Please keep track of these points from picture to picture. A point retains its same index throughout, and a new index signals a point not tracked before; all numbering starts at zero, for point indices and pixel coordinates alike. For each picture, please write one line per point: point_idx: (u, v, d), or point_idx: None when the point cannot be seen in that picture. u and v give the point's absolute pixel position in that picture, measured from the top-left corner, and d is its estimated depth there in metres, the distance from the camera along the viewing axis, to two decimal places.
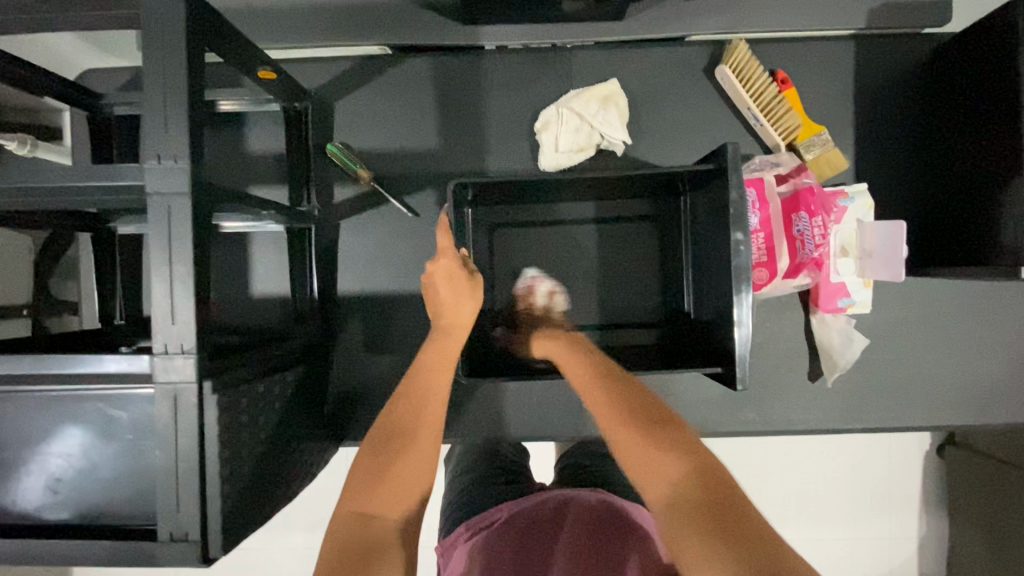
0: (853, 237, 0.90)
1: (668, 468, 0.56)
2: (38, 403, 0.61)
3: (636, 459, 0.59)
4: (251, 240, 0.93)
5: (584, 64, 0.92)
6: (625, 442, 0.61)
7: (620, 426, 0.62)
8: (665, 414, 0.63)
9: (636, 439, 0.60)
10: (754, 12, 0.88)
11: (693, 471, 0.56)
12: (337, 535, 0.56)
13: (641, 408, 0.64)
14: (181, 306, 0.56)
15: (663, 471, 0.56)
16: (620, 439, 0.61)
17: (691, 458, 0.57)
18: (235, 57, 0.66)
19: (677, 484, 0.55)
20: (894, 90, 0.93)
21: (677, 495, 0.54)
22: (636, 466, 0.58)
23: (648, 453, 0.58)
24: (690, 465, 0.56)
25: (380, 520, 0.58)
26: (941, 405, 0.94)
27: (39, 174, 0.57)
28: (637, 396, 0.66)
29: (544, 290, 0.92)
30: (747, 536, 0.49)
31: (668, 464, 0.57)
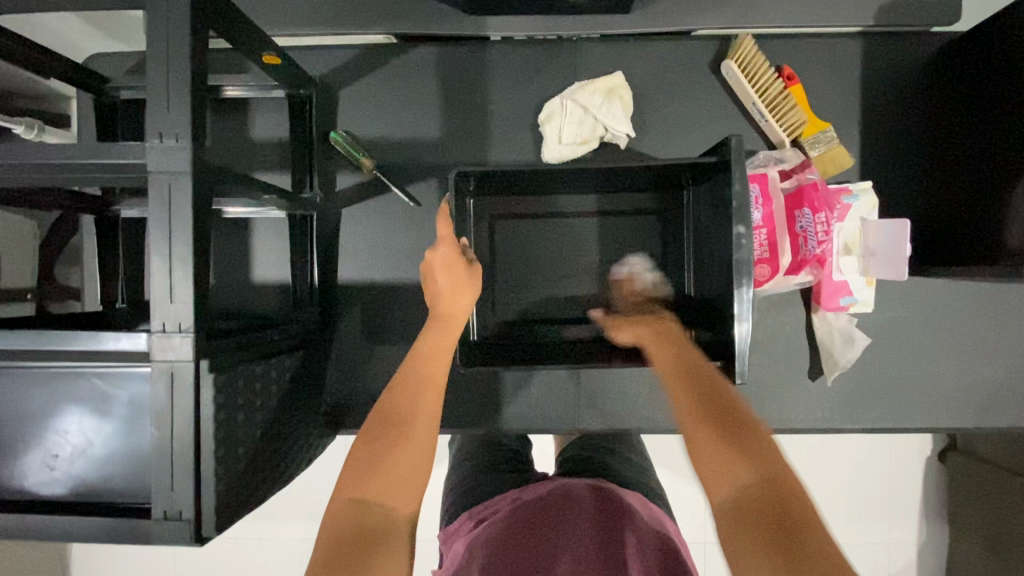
0: (857, 235, 0.89)
1: (741, 473, 0.56)
2: (37, 379, 0.61)
3: (713, 458, 0.58)
4: (253, 227, 0.94)
5: (589, 57, 0.92)
6: (705, 440, 0.60)
7: (696, 418, 0.63)
8: (748, 418, 0.62)
9: (716, 439, 0.59)
10: (761, 7, 0.88)
11: (762, 476, 0.55)
12: (337, 523, 0.56)
13: (726, 408, 0.63)
14: (180, 285, 0.56)
15: (736, 474, 0.56)
16: (699, 435, 0.61)
17: (768, 468, 0.56)
18: (240, 40, 0.66)
19: (749, 491, 0.54)
20: (903, 89, 0.92)
21: (746, 500, 0.54)
22: (712, 465, 0.58)
23: (725, 455, 0.58)
24: (765, 473, 0.55)
25: (381, 507, 0.57)
26: (943, 407, 0.93)
27: (41, 150, 0.58)
28: (719, 392, 0.66)
29: (644, 279, 0.90)
30: (809, 554, 0.48)
31: (743, 469, 0.56)
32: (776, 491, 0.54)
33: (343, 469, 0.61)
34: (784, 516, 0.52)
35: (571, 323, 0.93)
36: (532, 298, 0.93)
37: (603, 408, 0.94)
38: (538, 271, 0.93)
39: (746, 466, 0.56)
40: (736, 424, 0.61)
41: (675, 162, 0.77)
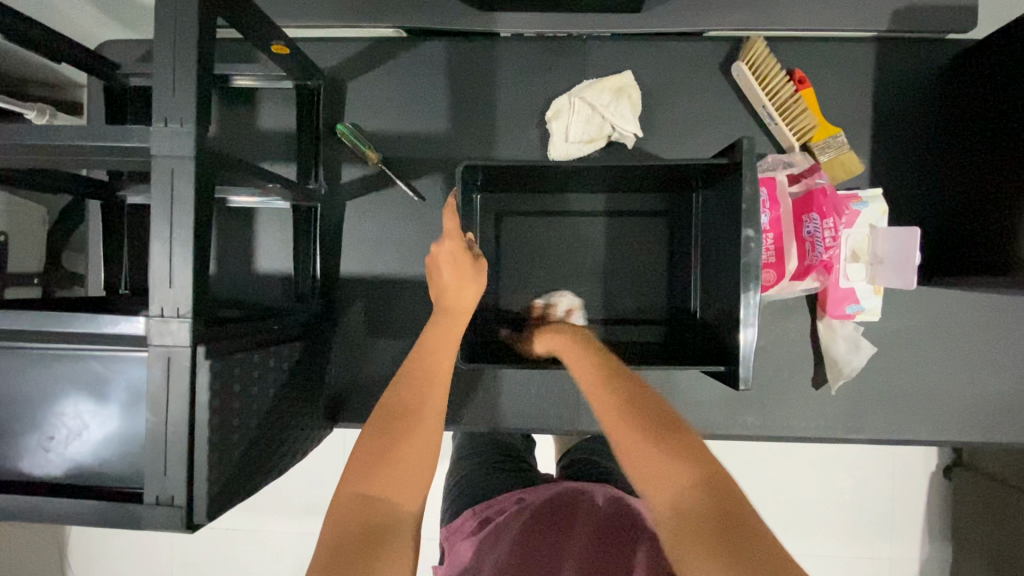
0: (865, 242, 0.88)
1: (681, 481, 0.52)
2: (37, 360, 0.61)
3: (648, 469, 0.54)
4: (257, 217, 0.94)
5: (599, 55, 0.92)
6: (638, 450, 0.56)
7: (625, 429, 0.58)
8: (677, 419, 0.59)
9: (650, 448, 0.55)
10: (774, 9, 0.87)
11: (701, 481, 0.52)
12: (339, 516, 0.55)
13: (654, 411, 0.59)
14: (180, 269, 0.56)
15: (674, 484, 0.52)
16: (631, 446, 0.56)
17: (704, 473, 0.53)
18: (249, 28, 0.66)
19: (689, 499, 0.51)
20: (916, 96, 0.91)
21: (688, 510, 0.51)
22: (648, 476, 0.54)
23: (662, 464, 0.54)
24: (702, 480, 0.52)
25: (383, 503, 0.57)
26: (949, 421, 0.92)
27: (47, 131, 0.58)
28: (645, 397, 0.61)
29: (564, 306, 0.91)
30: (755, 558, 0.46)
31: (681, 476, 0.53)
32: (716, 496, 0.51)
33: (349, 462, 0.60)
34: (729, 522, 0.49)
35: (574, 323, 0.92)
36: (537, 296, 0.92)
37: None
38: (542, 269, 0.93)
39: (682, 473, 0.53)
40: (668, 428, 0.57)
41: (684, 162, 0.76)
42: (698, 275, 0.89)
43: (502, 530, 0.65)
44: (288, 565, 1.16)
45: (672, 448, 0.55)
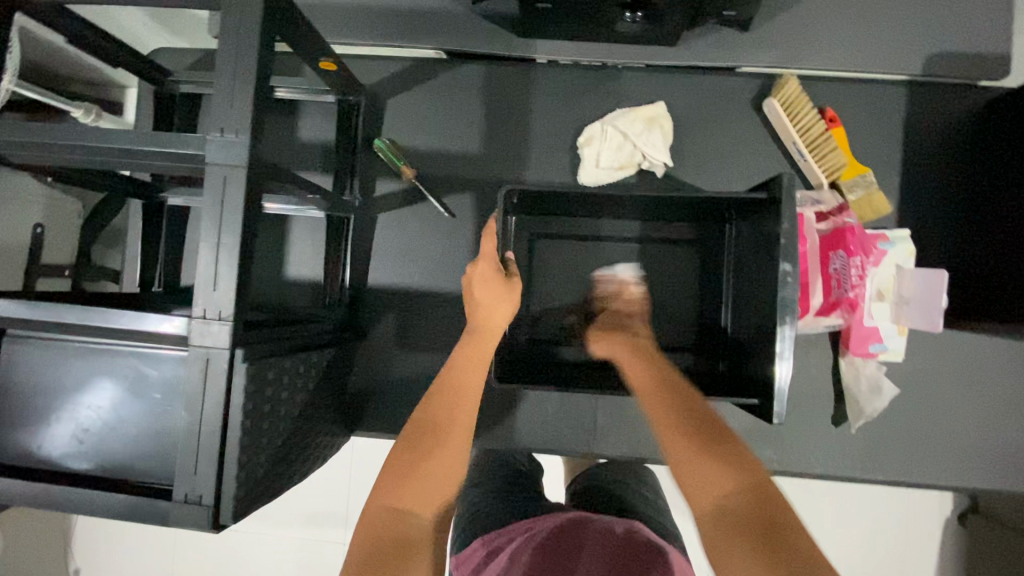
0: (891, 281, 0.88)
1: (724, 482, 0.57)
2: (80, 354, 0.64)
3: (696, 471, 0.59)
4: (291, 224, 0.96)
5: (633, 85, 0.94)
6: (679, 447, 0.62)
7: (671, 434, 0.64)
8: (720, 426, 0.64)
9: (691, 447, 0.61)
10: (809, 49, 0.89)
11: (745, 487, 0.56)
12: (367, 527, 0.58)
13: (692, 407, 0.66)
14: (224, 274, 0.57)
15: (718, 487, 0.57)
16: (674, 442, 0.63)
17: (749, 478, 0.57)
18: (303, 45, 0.69)
19: (731, 498, 0.56)
20: (946, 140, 0.92)
21: (733, 516, 0.55)
22: (694, 477, 0.59)
23: (704, 462, 0.59)
24: (746, 484, 0.57)
25: (413, 516, 0.59)
26: (970, 466, 0.90)
27: (106, 135, 0.60)
28: (697, 413, 0.65)
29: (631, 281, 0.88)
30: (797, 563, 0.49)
31: (724, 477, 0.58)
32: (759, 500, 0.55)
33: (378, 478, 0.62)
34: (771, 529, 0.52)
35: None
36: (574, 319, 0.94)
37: (618, 434, 0.94)
38: (570, 292, 0.94)
39: (727, 479, 0.57)
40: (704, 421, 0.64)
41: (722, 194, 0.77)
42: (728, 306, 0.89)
43: (514, 557, 0.63)
44: (290, 572, 1.16)
45: (713, 448, 0.60)
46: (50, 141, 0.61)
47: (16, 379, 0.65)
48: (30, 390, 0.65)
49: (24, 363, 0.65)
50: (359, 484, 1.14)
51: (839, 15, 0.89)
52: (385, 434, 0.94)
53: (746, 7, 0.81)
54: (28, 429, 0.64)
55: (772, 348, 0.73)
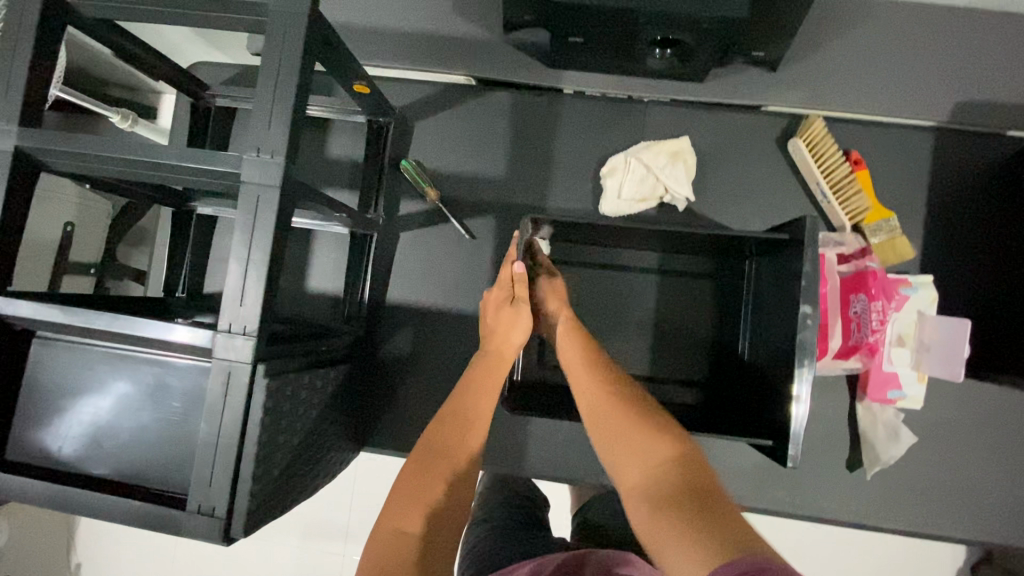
0: (912, 328, 0.87)
1: (659, 456, 0.61)
2: (105, 358, 0.66)
3: (631, 448, 0.63)
4: (315, 238, 0.98)
5: (658, 119, 0.95)
6: (618, 426, 0.65)
7: (604, 405, 0.68)
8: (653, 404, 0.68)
9: (629, 427, 0.65)
10: (838, 93, 0.89)
11: (676, 456, 0.60)
12: (374, 551, 0.56)
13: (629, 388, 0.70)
14: (252, 289, 0.59)
15: (652, 456, 0.61)
16: (611, 421, 0.66)
17: (679, 449, 0.61)
18: (340, 70, 0.71)
19: (663, 471, 0.59)
20: (971, 188, 0.91)
21: (664, 481, 0.58)
22: (629, 454, 0.62)
23: (639, 440, 0.63)
24: (676, 454, 0.61)
25: (416, 538, 0.58)
26: (988, 520, 0.88)
27: (145, 150, 0.62)
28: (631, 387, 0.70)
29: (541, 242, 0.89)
30: (719, 515, 0.51)
31: (658, 452, 0.61)
32: (687, 467, 0.59)
33: (386, 502, 0.62)
34: (699, 491, 0.55)
35: None
36: None
37: None
38: (586, 320, 0.94)
39: (659, 447, 0.62)
40: (641, 400, 0.68)
41: (744, 232, 0.78)
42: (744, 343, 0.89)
43: None
44: None
45: (647, 424, 0.64)
46: (94, 153, 0.62)
47: (42, 381, 0.66)
48: (54, 392, 0.66)
49: (52, 366, 0.66)
50: (363, 498, 1.14)
51: (872, 59, 0.88)
52: (394, 451, 0.94)
53: (773, 47, 0.82)
54: (48, 430, 0.66)
55: (790, 390, 0.72)
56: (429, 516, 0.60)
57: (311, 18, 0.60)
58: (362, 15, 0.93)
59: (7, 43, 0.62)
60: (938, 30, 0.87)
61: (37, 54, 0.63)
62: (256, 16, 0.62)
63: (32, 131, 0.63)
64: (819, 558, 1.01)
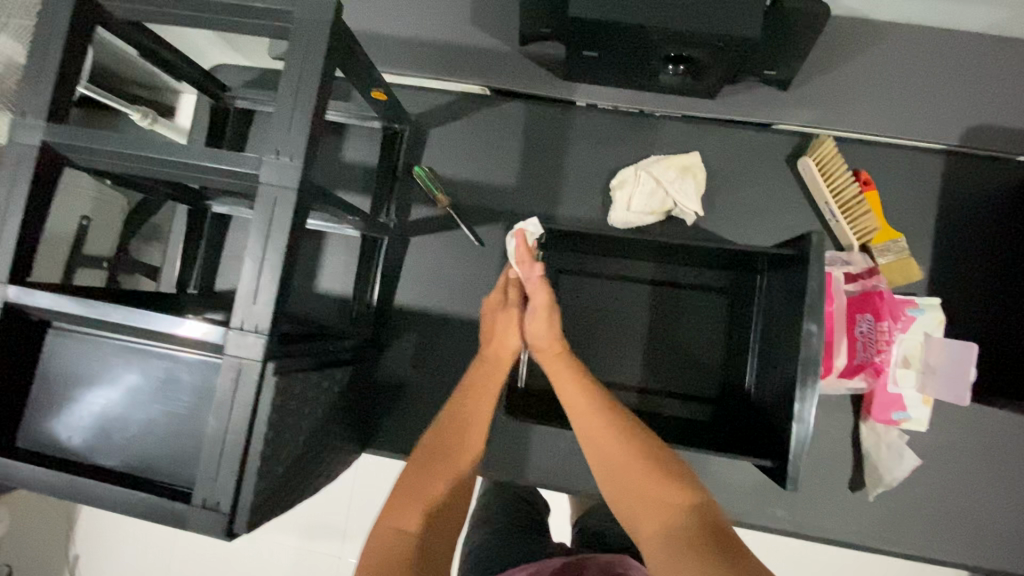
0: (917, 349, 0.87)
1: (673, 500, 0.59)
2: (117, 351, 0.67)
3: (641, 489, 0.61)
4: (326, 240, 1.00)
5: (669, 133, 0.96)
6: (622, 467, 0.64)
7: (613, 441, 0.65)
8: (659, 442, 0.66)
9: (633, 468, 0.63)
10: (849, 113, 0.90)
11: (691, 501, 0.59)
12: (372, 551, 0.57)
13: (630, 423, 0.67)
14: (265, 288, 0.60)
15: (666, 499, 0.59)
16: (614, 461, 0.64)
17: (694, 493, 0.59)
18: (358, 77, 0.73)
19: (678, 515, 0.58)
20: (979, 212, 0.92)
21: (682, 526, 0.56)
22: (640, 494, 0.61)
23: (644, 481, 0.62)
24: (692, 500, 0.59)
25: (412, 537, 0.58)
26: (990, 547, 0.87)
27: (167, 148, 0.63)
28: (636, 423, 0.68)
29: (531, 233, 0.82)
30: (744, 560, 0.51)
31: (671, 496, 0.59)
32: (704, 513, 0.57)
33: (385, 502, 0.62)
34: (720, 535, 0.54)
35: (619, 387, 0.93)
36: (596, 358, 0.94)
37: None
38: (591, 330, 0.94)
39: (672, 490, 0.60)
40: (647, 437, 0.66)
41: (752, 249, 0.78)
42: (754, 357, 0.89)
43: None
44: None
45: (657, 465, 0.63)
46: (117, 150, 0.64)
47: (55, 372, 0.68)
48: (67, 382, 0.67)
49: (65, 357, 0.68)
50: (363, 500, 1.14)
51: (885, 81, 0.89)
52: (396, 454, 0.95)
53: (787, 67, 0.82)
54: (58, 419, 0.67)
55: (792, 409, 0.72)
56: (429, 514, 0.61)
57: (334, 27, 0.62)
58: (381, 24, 0.95)
59: (39, 41, 0.64)
60: (950, 55, 0.88)
61: (68, 52, 0.65)
62: (280, 22, 0.64)
63: (59, 127, 0.64)
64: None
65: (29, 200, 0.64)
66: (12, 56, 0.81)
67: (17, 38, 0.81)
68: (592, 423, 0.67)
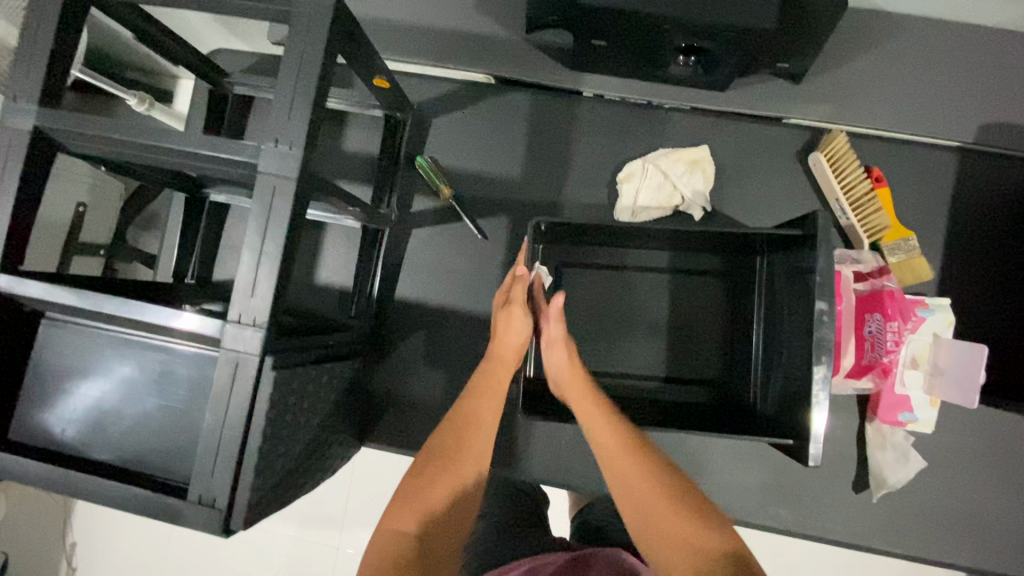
0: (927, 350, 0.85)
1: (701, 543, 0.57)
2: (112, 343, 0.65)
3: (666, 529, 0.58)
4: (327, 230, 0.98)
5: (678, 127, 0.94)
6: (651, 512, 0.60)
7: (636, 476, 0.63)
8: (680, 477, 0.64)
9: (659, 504, 0.60)
10: (862, 108, 0.87)
11: (721, 546, 0.56)
12: (371, 554, 0.56)
13: (655, 459, 0.66)
14: (263, 280, 0.58)
15: (694, 543, 0.57)
16: (647, 504, 0.61)
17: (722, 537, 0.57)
18: (361, 63, 0.71)
19: (709, 561, 0.55)
20: (990, 212, 0.90)
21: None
22: (667, 534, 0.58)
23: (680, 527, 0.58)
24: (722, 545, 0.56)
25: (412, 541, 0.57)
26: (994, 550, 0.87)
27: (162, 134, 0.61)
28: (657, 457, 0.66)
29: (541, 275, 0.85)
30: None
31: (699, 539, 0.57)
32: (736, 559, 0.55)
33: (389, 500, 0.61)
34: None
35: (626, 377, 0.92)
36: (599, 352, 0.92)
37: None
38: (596, 323, 0.93)
39: (700, 533, 0.57)
40: (668, 472, 0.64)
41: (755, 230, 0.77)
42: (758, 343, 0.87)
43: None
44: None
45: (683, 505, 0.60)
46: (110, 135, 0.62)
47: (48, 364, 0.66)
48: (60, 374, 0.66)
49: (59, 348, 0.66)
50: (362, 491, 1.14)
51: (900, 75, 0.87)
52: (395, 448, 0.93)
53: (800, 60, 0.81)
54: (51, 412, 0.65)
55: (808, 392, 0.72)
56: (426, 515, 0.59)
57: (335, 11, 0.59)
58: (384, 9, 0.92)
59: (30, 22, 0.62)
60: (967, 50, 0.86)
61: (60, 34, 0.63)
62: (280, 6, 0.62)
63: (51, 110, 0.62)
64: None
65: (20, 187, 0.62)
66: (6, 38, 0.80)
67: (9, 19, 0.79)
68: (618, 457, 0.66)
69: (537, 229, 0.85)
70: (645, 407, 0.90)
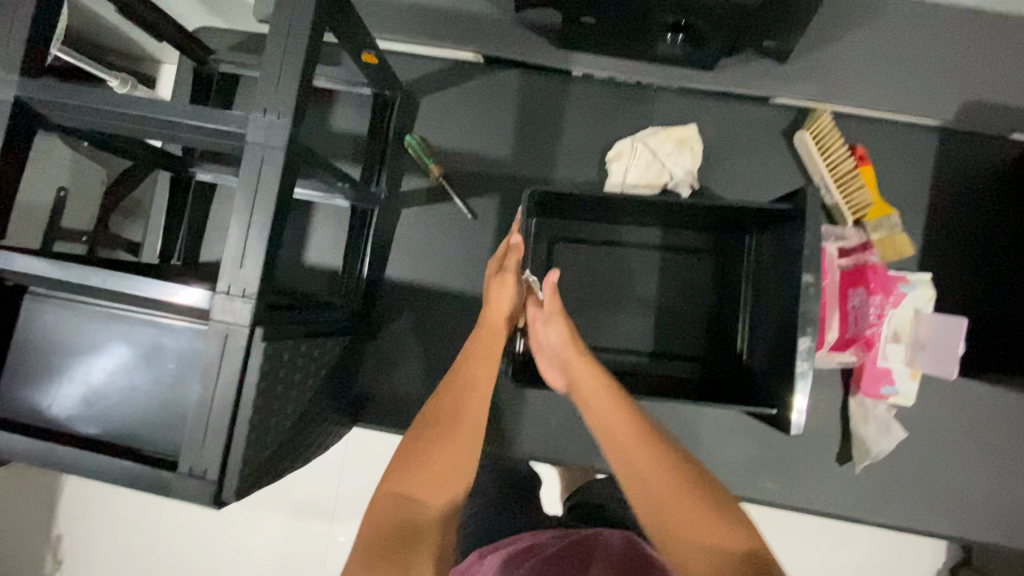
0: (908, 325, 0.87)
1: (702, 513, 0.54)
2: (95, 318, 0.64)
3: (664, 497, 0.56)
4: (316, 211, 0.97)
5: (667, 106, 0.95)
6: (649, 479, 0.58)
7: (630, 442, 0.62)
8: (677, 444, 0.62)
9: (655, 473, 0.58)
10: (847, 87, 0.89)
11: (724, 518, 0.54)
12: (376, 513, 0.57)
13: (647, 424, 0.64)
14: (252, 251, 0.57)
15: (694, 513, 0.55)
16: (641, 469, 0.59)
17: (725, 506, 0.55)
18: (350, 37, 0.70)
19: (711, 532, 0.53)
20: (969, 189, 0.92)
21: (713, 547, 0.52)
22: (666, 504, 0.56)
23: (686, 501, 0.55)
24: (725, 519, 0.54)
25: (420, 505, 0.57)
26: (972, 517, 0.89)
27: (147, 104, 0.60)
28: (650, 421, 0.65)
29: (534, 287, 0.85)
30: None
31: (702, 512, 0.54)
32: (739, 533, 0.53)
33: (391, 462, 0.62)
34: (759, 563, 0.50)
35: (615, 352, 0.93)
36: (589, 329, 0.93)
37: None
38: (586, 298, 0.94)
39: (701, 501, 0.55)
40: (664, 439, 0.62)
41: (744, 204, 0.77)
42: (745, 320, 0.88)
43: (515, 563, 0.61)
44: (274, 562, 1.15)
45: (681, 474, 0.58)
46: (94, 106, 0.61)
47: (31, 340, 0.65)
48: (44, 348, 0.65)
49: (41, 323, 0.65)
50: (354, 474, 1.14)
51: (884, 54, 0.88)
52: (386, 427, 0.93)
53: (786, 38, 0.81)
54: (37, 388, 0.64)
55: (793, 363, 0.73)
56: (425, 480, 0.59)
57: None
58: None
59: None
60: (949, 28, 0.87)
61: (42, 4, 0.61)
62: None
63: (33, 81, 0.61)
64: (798, 545, 1.06)
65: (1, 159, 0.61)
66: None
67: None
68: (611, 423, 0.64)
69: (529, 203, 0.85)
70: (633, 381, 0.91)
